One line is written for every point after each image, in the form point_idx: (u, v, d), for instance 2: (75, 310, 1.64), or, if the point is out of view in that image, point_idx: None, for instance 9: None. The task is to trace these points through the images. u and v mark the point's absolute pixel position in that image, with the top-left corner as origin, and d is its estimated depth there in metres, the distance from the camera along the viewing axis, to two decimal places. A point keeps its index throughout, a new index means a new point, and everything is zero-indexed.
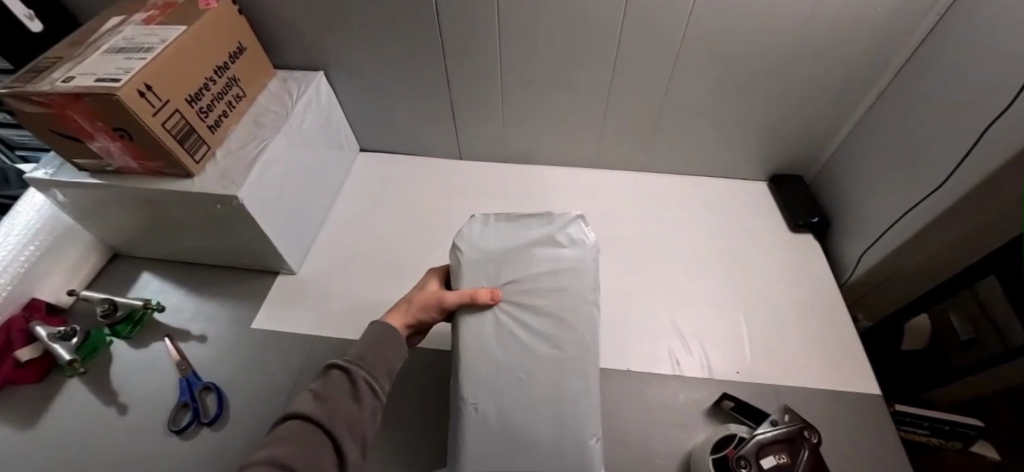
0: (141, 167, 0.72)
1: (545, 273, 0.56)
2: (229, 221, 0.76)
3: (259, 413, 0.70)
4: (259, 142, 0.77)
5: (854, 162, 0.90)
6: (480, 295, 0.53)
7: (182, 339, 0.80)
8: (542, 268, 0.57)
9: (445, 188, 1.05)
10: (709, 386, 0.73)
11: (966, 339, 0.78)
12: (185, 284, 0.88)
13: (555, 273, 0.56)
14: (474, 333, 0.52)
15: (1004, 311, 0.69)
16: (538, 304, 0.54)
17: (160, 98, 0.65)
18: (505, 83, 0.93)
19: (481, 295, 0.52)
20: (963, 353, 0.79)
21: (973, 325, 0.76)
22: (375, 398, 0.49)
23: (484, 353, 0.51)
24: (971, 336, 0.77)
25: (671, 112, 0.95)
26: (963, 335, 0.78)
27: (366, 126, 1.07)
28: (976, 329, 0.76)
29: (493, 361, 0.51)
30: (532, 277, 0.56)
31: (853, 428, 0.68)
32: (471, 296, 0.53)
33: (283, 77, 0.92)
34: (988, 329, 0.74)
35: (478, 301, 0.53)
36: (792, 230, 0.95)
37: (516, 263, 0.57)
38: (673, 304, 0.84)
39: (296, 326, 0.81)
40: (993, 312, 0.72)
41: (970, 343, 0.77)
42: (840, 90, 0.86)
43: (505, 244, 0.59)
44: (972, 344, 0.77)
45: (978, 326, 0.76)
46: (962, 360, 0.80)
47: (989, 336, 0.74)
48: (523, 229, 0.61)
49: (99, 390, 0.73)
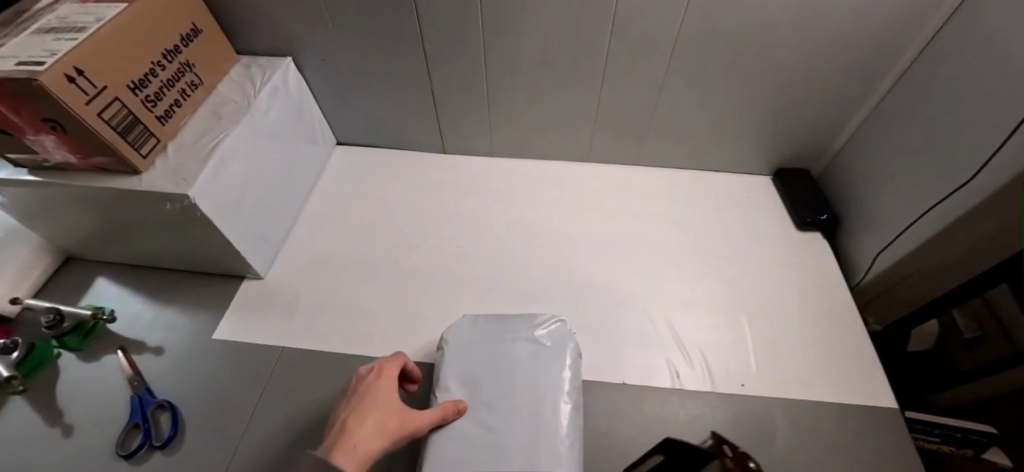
0: (82, 163, 0.65)
1: (529, 372, 0.59)
2: (183, 223, 0.69)
3: (219, 433, 0.64)
4: (215, 135, 0.70)
5: (866, 155, 0.83)
6: (449, 415, 0.54)
7: (136, 351, 0.73)
8: (524, 368, 0.59)
9: (427, 186, 0.98)
10: (710, 400, 0.67)
11: (972, 338, 0.74)
12: (144, 290, 0.81)
13: (536, 372, 0.59)
14: (448, 437, 0.54)
15: (1009, 308, 0.65)
16: (515, 405, 0.56)
17: (95, 84, 0.57)
18: (489, 71, 0.85)
19: (448, 417, 0.53)
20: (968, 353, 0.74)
21: (978, 321, 0.72)
22: None
23: (457, 457, 0.52)
24: (975, 335, 0.73)
25: (668, 101, 0.88)
26: (967, 334, 0.74)
27: (342, 117, 1.00)
28: (981, 326, 0.72)
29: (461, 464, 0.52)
30: (512, 377, 0.58)
31: (869, 446, 0.62)
32: (443, 417, 0.53)
33: (247, 63, 0.85)
34: (990, 324, 0.70)
35: (446, 420, 0.54)
36: (798, 229, 0.89)
37: (498, 360, 0.60)
38: (671, 311, 0.78)
39: (264, 337, 0.74)
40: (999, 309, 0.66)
41: (975, 342, 0.73)
42: (853, 77, 0.79)
43: (491, 343, 0.62)
44: (976, 342, 0.73)
45: (983, 323, 0.71)
46: (965, 362, 0.74)
47: (995, 333, 0.69)
48: (508, 327, 0.64)
49: (42, 409, 0.66)
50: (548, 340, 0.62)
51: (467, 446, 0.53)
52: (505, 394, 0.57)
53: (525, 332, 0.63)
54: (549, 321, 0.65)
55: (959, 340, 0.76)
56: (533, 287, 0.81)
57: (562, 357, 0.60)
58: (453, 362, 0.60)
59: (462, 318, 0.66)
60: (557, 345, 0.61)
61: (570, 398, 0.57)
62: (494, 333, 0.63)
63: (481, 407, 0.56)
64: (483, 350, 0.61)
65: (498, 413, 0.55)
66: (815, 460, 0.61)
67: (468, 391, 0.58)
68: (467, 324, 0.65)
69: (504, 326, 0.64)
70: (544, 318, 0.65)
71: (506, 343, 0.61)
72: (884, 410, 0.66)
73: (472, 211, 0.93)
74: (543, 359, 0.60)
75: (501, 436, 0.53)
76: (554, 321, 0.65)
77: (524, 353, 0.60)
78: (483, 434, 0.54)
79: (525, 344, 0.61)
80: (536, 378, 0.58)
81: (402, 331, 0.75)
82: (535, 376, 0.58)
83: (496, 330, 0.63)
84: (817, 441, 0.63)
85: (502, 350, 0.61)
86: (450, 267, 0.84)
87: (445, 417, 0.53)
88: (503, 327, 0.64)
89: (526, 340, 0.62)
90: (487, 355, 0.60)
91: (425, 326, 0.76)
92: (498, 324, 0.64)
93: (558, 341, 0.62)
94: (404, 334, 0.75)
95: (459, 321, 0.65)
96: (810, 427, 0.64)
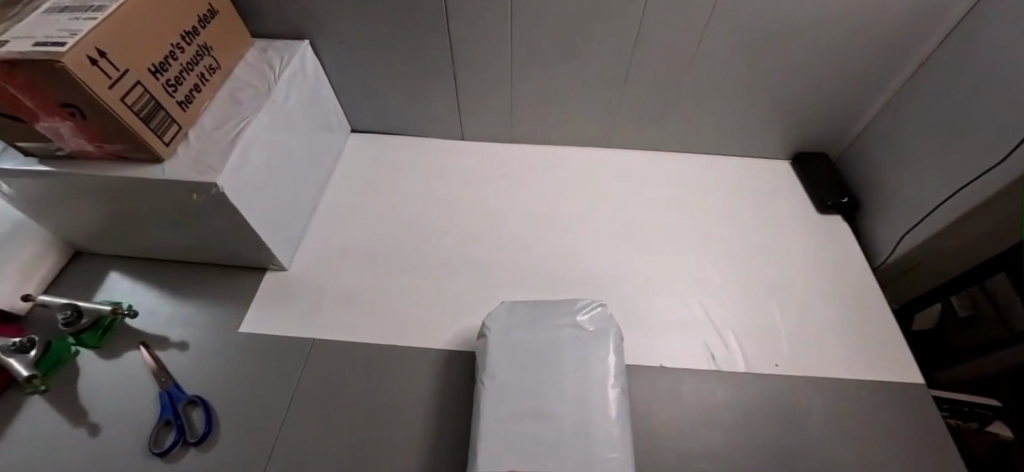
0: (99, 151, 0.62)
1: (575, 357, 0.59)
2: (207, 213, 0.66)
3: (254, 429, 0.62)
4: (237, 122, 0.67)
5: (887, 139, 0.84)
6: None
7: (160, 348, 0.70)
8: (569, 353, 0.59)
9: (448, 174, 0.96)
10: (746, 381, 0.68)
11: (966, 317, 0.76)
12: (161, 284, 0.78)
13: (581, 357, 0.59)
14: (499, 424, 0.54)
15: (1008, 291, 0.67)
16: (564, 391, 0.56)
17: (116, 67, 0.54)
18: (514, 55, 0.84)
19: None
20: (966, 334, 0.77)
21: (972, 302, 0.75)
22: None
23: (510, 443, 0.53)
24: (970, 315, 0.75)
25: (692, 86, 0.87)
26: (963, 314, 0.77)
27: (357, 104, 0.97)
28: (976, 306, 0.74)
29: (516, 451, 0.52)
30: (559, 363, 0.59)
31: (900, 423, 0.64)
32: None
33: (262, 47, 0.81)
34: (986, 306, 0.73)
35: None
36: (820, 211, 0.91)
37: (542, 346, 0.60)
38: (702, 295, 0.78)
39: (292, 329, 0.73)
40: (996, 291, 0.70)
41: (971, 320, 0.76)
42: (877, 62, 0.80)
43: (533, 329, 0.62)
44: (972, 321, 0.75)
45: (977, 302, 0.74)
46: (960, 341, 0.77)
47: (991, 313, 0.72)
48: (548, 313, 0.63)
49: (64, 409, 0.64)
50: (590, 325, 0.62)
51: (519, 432, 0.53)
52: (552, 379, 0.57)
53: (567, 317, 0.63)
54: (590, 304, 0.65)
55: (952, 319, 0.79)
56: (563, 274, 0.80)
57: (606, 341, 0.61)
58: (497, 347, 0.60)
59: (502, 304, 0.65)
60: (600, 329, 0.62)
61: (616, 381, 0.58)
62: (535, 318, 0.63)
63: (530, 394, 0.56)
64: (526, 336, 0.61)
65: (547, 400, 0.56)
66: (849, 436, 0.63)
67: (514, 377, 0.57)
68: (506, 309, 0.64)
69: (545, 311, 0.64)
70: (584, 302, 0.65)
71: (549, 328, 0.62)
72: (914, 387, 0.67)
73: (496, 200, 0.92)
74: (587, 345, 0.60)
75: (554, 421, 0.54)
76: (594, 305, 0.65)
77: (568, 339, 0.60)
78: (534, 420, 0.54)
79: (568, 329, 0.61)
80: (582, 363, 0.59)
81: (434, 320, 0.74)
82: (581, 361, 0.59)
83: (538, 315, 0.63)
84: (850, 419, 0.65)
85: (545, 336, 0.61)
86: (478, 255, 0.83)
87: None
88: (544, 312, 0.64)
89: (569, 325, 0.62)
90: (529, 341, 0.60)
91: (458, 315, 0.75)
92: (539, 309, 0.64)
93: (599, 325, 0.62)
94: (437, 323, 0.74)
95: (499, 307, 0.65)
96: (842, 404, 0.66)
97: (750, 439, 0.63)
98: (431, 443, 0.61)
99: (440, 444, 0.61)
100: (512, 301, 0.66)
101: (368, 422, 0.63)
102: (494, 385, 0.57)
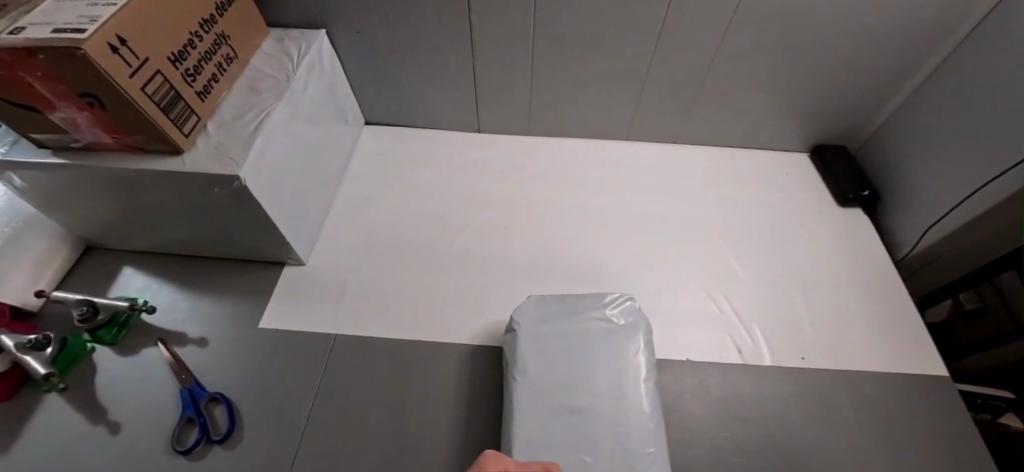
0: (117, 142, 0.60)
1: (606, 352, 0.58)
2: (227, 206, 0.64)
3: (278, 426, 0.61)
4: (257, 113, 0.66)
5: (909, 132, 0.84)
6: None
7: (178, 344, 0.69)
8: (600, 348, 0.59)
9: (464, 167, 0.95)
10: (772, 375, 0.68)
11: (972, 309, 0.79)
12: (176, 279, 0.77)
13: (612, 352, 0.58)
14: (531, 420, 0.53)
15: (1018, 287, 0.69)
16: (597, 386, 0.56)
17: (136, 55, 0.52)
18: (533, 46, 0.82)
19: None
20: (973, 329, 0.78)
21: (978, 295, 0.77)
22: None
23: (544, 440, 0.52)
24: (976, 307, 0.77)
25: (714, 78, 0.86)
26: (968, 305, 0.79)
27: (372, 96, 0.95)
28: (981, 298, 0.77)
29: (551, 447, 0.51)
30: (589, 358, 0.58)
31: (926, 416, 0.64)
32: None
33: (277, 36, 0.79)
34: (992, 298, 0.75)
35: None
36: (840, 204, 0.91)
37: (573, 341, 0.59)
38: (725, 288, 0.78)
39: (313, 324, 0.72)
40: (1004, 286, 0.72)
41: (975, 312, 0.78)
42: (902, 54, 0.79)
43: (562, 323, 0.61)
44: (976, 313, 0.78)
45: (983, 294, 0.76)
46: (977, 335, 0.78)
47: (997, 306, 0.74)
48: (577, 307, 0.63)
49: (82, 407, 0.63)
50: (619, 319, 0.62)
51: (552, 428, 0.53)
52: (584, 375, 0.56)
53: (595, 311, 0.62)
54: (618, 298, 0.64)
55: (957, 311, 0.81)
56: (585, 268, 0.80)
57: (636, 335, 0.60)
58: (526, 341, 0.59)
59: (529, 298, 0.64)
60: (630, 324, 0.61)
61: (648, 376, 0.57)
62: (564, 313, 0.62)
63: (562, 389, 0.55)
64: (555, 330, 0.60)
65: (579, 396, 0.55)
66: (876, 427, 0.63)
67: (544, 372, 0.57)
68: (534, 303, 0.63)
69: (573, 304, 0.63)
70: (612, 296, 0.64)
71: (578, 323, 0.61)
72: (939, 380, 0.67)
73: (514, 193, 0.90)
74: (618, 339, 0.59)
75: (588, 417, 0.53)
76: (622, 299, 0.64)
77: (598, 333, 0.60)
78: (567, 416, 0.54)
79: (597, 324, 0.61)
80: (614, 357, 0.58)
81: (457, 315, 0.73)
82: (613, 355, 0.58)
83: (566, 308, 0.62)
84: (877, 411, 0.65)
85: (575, 330, 0.60)
86: (499, 249, 0.82)
87: None
88: (572, 306, 0.63)
89: (598, 320, 0.61)
90: (559, 336, 0.59)
91: (481, 309, 0.74)
92: (567, 303, 0.63)
93: (629, 319, 0.62)
94: (460, 318, 0.73)
95: (527, 301, 0.64)
96: (868, 397, 0.66)
97: (778, 433, 0.63)
98: (459, 439, 0.60)
99: (468, 440, 0.60)
100: (539, 295, 0.65)
101: (394, 418, 0.62)
102: (525, 380, 0.56)
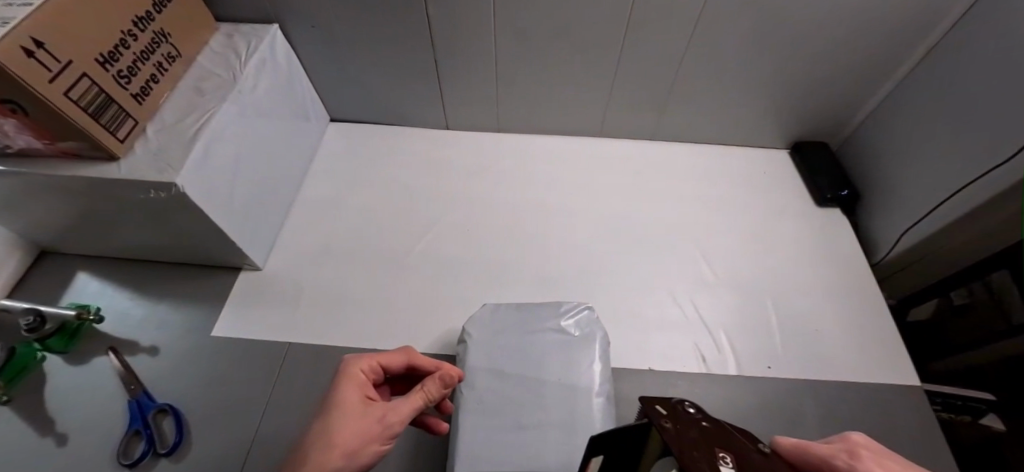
0: (51, 150, 0.57)
1: (559, 363, 0.57)
2: (169, 213, 0.62)
3: (227, 436, 0.60)
4: (200, 115, 0.63)
5: (890, 128, 0.80)
6: (432, 394, 0.46)
7: (130, 353, 0.68)
8: (554, 360, 0.57)
9: (432, 166, 0.92)
10: (737, 383, 0.66)
11: (961, 305, 0.73)
12: (131, 285, 0.75)
13: (566, 364, 0.57)
14: (480, 435, 0.52)
15: (1012, 291, 0.63)
16: (547, 399, 0.54)
17: (57, 58, 0.49)
18: (498, 38, 0.78)
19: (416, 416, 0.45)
20: (959, 331, 0.73)
21: (968, 289, 0.70)
22: (367, 423, 0.43)
23: (489, 456, 0.50)
24: (965, 303, 0.71)
25: (688, 73, 0.83)
26: (957, 301, 0.73)
27: (335, 92, 0.92)
28: (971, 294, 0.70)
29: (495, 463, 0.50)
30: (542, 369, 0.57)
31: (892, 426, 0.62)
32: (376, 436, 0.43)
33: (228, 31, 0.76)
34: (981, 294, 0.68)
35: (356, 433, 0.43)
36: (818, 204, 0.88)
37: (526, 352, 0.58)
38: (695, 293, 0.75)
39: (268, 332, 0.70)
40: (994, 287, 0.66)
41: (964, 309, 0.72)
42: (885, 47, 0.75)
43: (514, 334, 0.59)
44: (965, 310, 0.72)
45: (972, 289, 0.70)
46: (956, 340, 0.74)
47: (988, 303, 0.68)
48: (532, 317, 0.61)
49: (31, 418, 0.62)
50: (575, 329, 0.60)
51: (499, 444, 0.51)
52: (535, 387, 0.55)
53: (551, 321, 0.61)
54: (577, 307, 0.62)
55: (944, 309, 0.75)
56: (551, 272, 0.77)
57: (592, 343, 0.59)
58: (478, 353, 0.58)
59: (484, 307, 0.63)
60: (587, 334, 0.60)
61: (602, 389, 0.56)
62: (518, 322, 0.61)
63: (511, 403, 0.54)
64: (509, 340, 0.59)
65: (529, 408, 0.54)
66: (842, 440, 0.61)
67: (495, 384, 0.55)
68: (488, 311, 0.62)
69: (528, 312, 0.62)
70: (568, 305, 0.63)
71: (532, 332, 0.60)
72: (909, 388, 0.66)
73: (483, 193, 0.88)
74: (573, 351, 0.58)
75: (537, 430, 0.52)
76: (581, 309, 0.62)
77: (552, 344, 0.58)
78: (514, 430, 0.52)
79: (551, 334, 0.59)
80: (567, 369, 0.56)
81: (416, 321, 0.71)
82: (565, 367, 0.57)
83: (521, 316, 0.61)
84: (843, 423, 0.63)
85: (528, 341, 0.59)
86: (463, 252, 0.80)
87: (429, 397, 0.45)
88: (527, 314, 0.62)
89: (553, 330, 0.60)
90: (512, 347, 0.58)
91: (440, 316, 0.72)
92: (522, 311, 0.62)
93: (584, 328, 0.60)
94: (420, 325, 0.71)
95: (482, 310, 0.63)
96: (835, 408, 0.64)
97: None
98: (411, 451, 0.59)
99: (420, 454, 0.59)
100: (494, 304, 0.63)
101: None
102: (473, 394, 0.55)
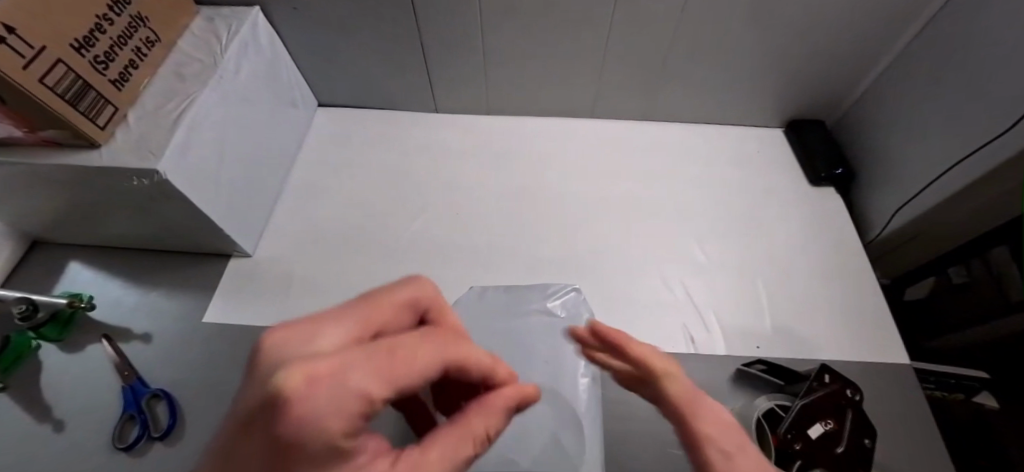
0: (32, 137, 0.56)
1: (544, 344, 0.57)
2: (153, 201, 0.62)
3: (218, 421, 0.61)
4: (181, 102, 0.62)
5: (886, 106, 0.78)
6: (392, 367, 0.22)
7: (123, 340, 0.69)
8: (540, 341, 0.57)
9: (420, 150, 0.91)
10: (725, 363, 0.66)
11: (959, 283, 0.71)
12: (123, 273, 0.76)
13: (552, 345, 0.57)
14: None
15: (1010, 267, 0.61)
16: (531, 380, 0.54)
17: (29, 45, 0.48)
18: (485, 19, 0.77)
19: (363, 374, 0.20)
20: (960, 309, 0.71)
21: (966, 267, 0.69)
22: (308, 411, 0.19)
23: None
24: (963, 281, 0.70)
25: (681, 52, 0.80)
26: (955, 280, 0.71)
27: (322, 77, 0.91)
28: (970, 272, 0.69)
29: None
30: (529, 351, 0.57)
31: (879, 405, 0.62)
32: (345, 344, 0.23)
33: (209, 15, 0.75)
34: (979, 271, 0.67)
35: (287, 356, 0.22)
36: (812, 183, 0.87)
37: (511, 334, 0.58)
38: (685, 275, 0.75)
39: (256, 319, 0.70)
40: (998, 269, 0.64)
41: (962, 287, 0.70)
42: (882, 20, 0.72)
43: (500, 315, 0.60)
44: (963, 288, 0.70)
45: (970, 267, 0.68)
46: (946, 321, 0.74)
47: (986, 281, 0.66)
48: (518, 299, 0.61)
49: (28, 406, 0.63)
50: (561, 310, 0.60)
51: None
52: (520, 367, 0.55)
53: (535, 301, 0.61)
54: (565, 288, 0.62)
55: (942, 287, 0.73)
56: (540, 256, 0.77)
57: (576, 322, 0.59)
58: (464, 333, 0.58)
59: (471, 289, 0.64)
60: (572, 314, 0.60)
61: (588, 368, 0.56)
62: (504, 304, 0.61)
63: None
64: (494, 321, 0.59)
65: None
66: None
67: None
68: (473, 292, 0.63)
69: (512, 293, 0.62)
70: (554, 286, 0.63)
71: (517, 312, 0.60)
72: (896, 367, 0.66)
73: (471, 176, 0.87)
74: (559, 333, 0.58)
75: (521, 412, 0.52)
76: (568, 290, 0.62)
77: (537, 325, 0.59)
78: None
79: (536, 315, 0.60)
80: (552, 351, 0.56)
81: None
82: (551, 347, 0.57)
83: (506, 296, 0.62)
84: None
85: (512, 322, 0.59)
86: (452, 237, 0.79)
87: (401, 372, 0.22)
88: (512, 294, 0.62)
89: (538, 312, 0.60)
90: (498, 328, 0.58)
91: None
92: (507, 292, 0.63)
93: (569, 308, 0.60)
94: None
95: (469, 291, 0.63)
96: None
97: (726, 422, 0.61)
98: None
99: None
100: (479, 287, 0.64)
101: None
102: None
